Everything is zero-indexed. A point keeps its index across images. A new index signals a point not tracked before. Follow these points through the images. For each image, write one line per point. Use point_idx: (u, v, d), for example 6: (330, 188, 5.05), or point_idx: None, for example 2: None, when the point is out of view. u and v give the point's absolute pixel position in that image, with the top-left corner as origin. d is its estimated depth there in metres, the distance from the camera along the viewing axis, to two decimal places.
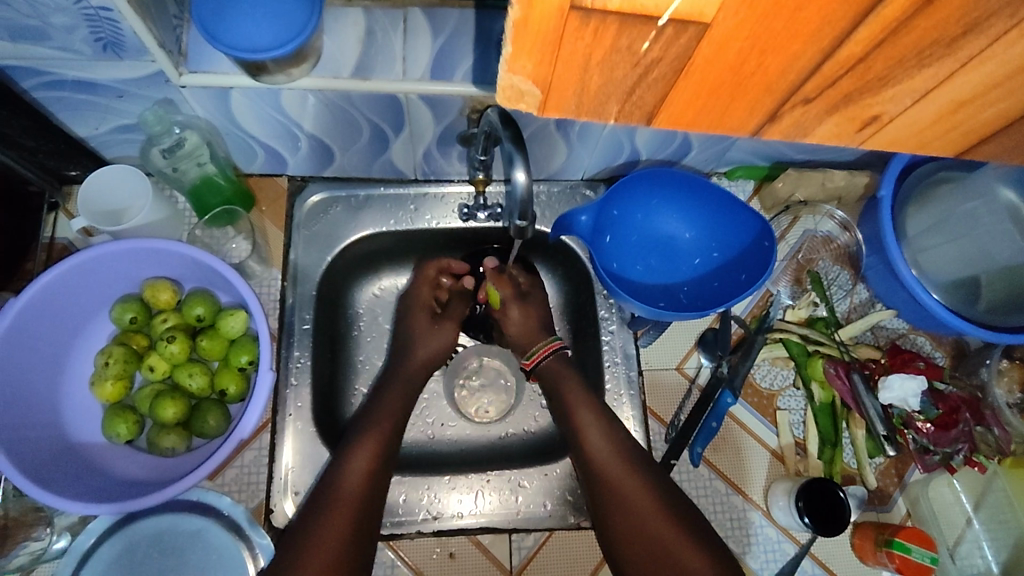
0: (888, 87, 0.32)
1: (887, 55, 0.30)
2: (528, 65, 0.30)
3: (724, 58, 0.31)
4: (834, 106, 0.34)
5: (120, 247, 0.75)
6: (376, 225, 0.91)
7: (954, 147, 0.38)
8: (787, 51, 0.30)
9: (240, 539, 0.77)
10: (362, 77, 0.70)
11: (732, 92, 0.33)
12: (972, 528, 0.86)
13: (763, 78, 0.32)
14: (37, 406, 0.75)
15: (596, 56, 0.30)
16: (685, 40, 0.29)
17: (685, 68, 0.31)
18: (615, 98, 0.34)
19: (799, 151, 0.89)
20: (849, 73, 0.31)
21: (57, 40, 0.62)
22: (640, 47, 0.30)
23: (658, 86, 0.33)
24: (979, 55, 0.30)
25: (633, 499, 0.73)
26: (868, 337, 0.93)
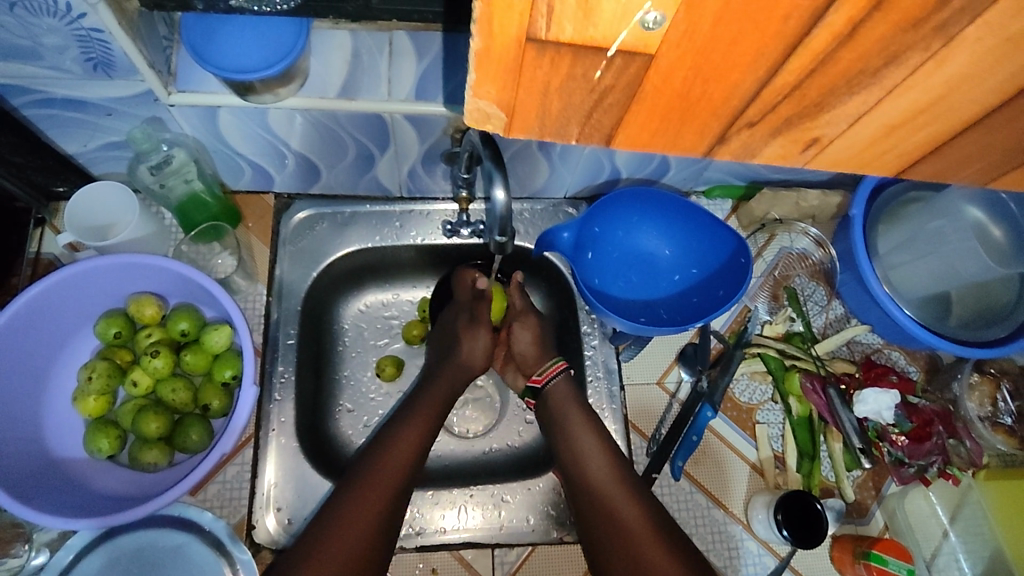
0: (823, 113, 0.34)
1: (819, 83, 0.32)
2: (492, 91, 0.32)
3: (670, 85, 0.33)
4: (777, 130, 0.36)
5: (105, 263, 0.76)
6: (362, 241, 0.92)
7: (894, 167, 0.40)
8: (727, 79, 0.32)
9: (223, 555, 0.76)
10: (348, 96, 0.72)
11: (680, 117, 0.35)
12: (948, 540, 0.87)
13: (707, 104, 0.34)
14: (18, 421, 0.75)
15: (555, 83, 0.32)
16: (634, 69, 0.31)
17: (637, 94, 0.33)
18: (575, 121, 0.36)
19: (774, 171, 0.92)
20: (786, 100, 0.33)
21: (48, 60, 0.64)
22: (593, 75, 0.32)
23: (614, 111, 0.35)
24: (901, 84, 0.32)
25: (626, 513, 0.74)
26: (844, 352, 0.95)
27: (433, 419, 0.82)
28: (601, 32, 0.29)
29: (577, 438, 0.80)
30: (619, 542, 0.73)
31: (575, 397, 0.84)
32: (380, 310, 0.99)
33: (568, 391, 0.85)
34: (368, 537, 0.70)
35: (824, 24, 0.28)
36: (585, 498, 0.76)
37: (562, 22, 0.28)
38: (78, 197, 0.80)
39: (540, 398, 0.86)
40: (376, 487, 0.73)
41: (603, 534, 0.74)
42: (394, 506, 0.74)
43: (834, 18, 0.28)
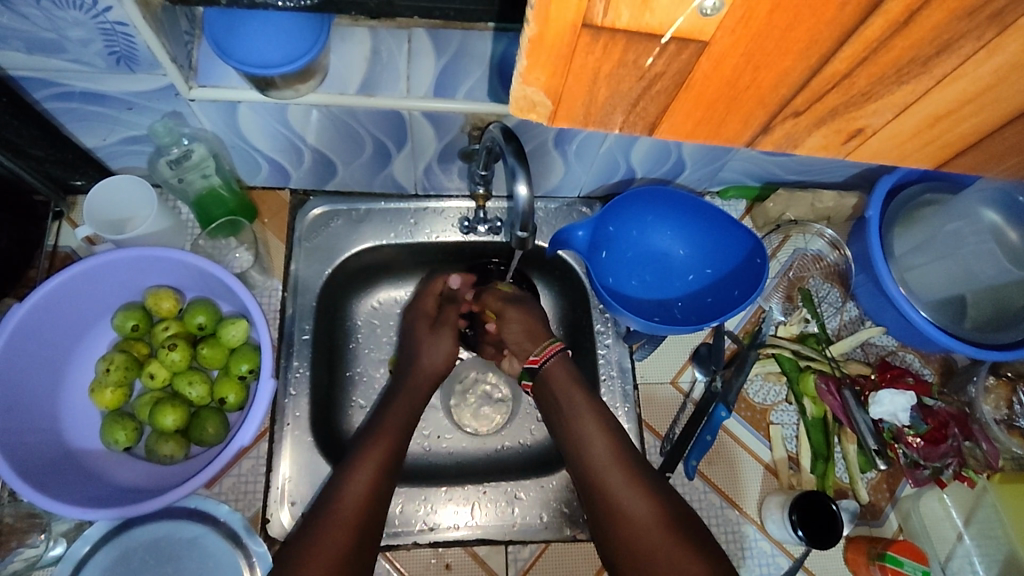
0: (870, 102, 0.34)
1: (869, 72, 0.32)
2: (542, 77, 0.32)
3: (721, 73, 0.33)
4: (821, 120, 0.36)
5: (124, 256, 0.76)
6: (377, 237, 0.93)
7: (933, 158, 0.40)
8: (778, 67, 0.32)
9: (238, 547, 0.76)
10: (367, 93, 0.73)
11: (727, 106, 0.36)
12: (962, 543, 0.86)
13: (755, 92, 0.34)
14: (37, 411, 0.75)
15: (605, 70, 0.32)
16: (687, 56, 0.31)
17: (685, 82, 0.34)
18: (620, 109, 0.36)
19: (790, 172, 0.92)
20: (834, 89, 0.33)
21: (73, 53, 0.64)
22: (644, 62, 0.32)
23: (660, 99, 0.35)
24: (952, 74, 0.32)
25: (637, 512, 0.73)
26: (859, 353, 0.94)
27: (403, 418, 0.82)
28: (657, 19, 0.29)
29: (582, 432, 0.79)
30: (629, 542, 0.72)
31: (576, 380, 0.82)
32: (393, 307, 0.99)
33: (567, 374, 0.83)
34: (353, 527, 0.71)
35: (880, 12, 0.28)
36: (595, 496, 0.75)
37: (619, 8, 0.28)
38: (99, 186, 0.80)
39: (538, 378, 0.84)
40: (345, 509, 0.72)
41: (615, 534, 0.73)
42: (375, 512, 0.73)
43: (891, 6, 0.28)
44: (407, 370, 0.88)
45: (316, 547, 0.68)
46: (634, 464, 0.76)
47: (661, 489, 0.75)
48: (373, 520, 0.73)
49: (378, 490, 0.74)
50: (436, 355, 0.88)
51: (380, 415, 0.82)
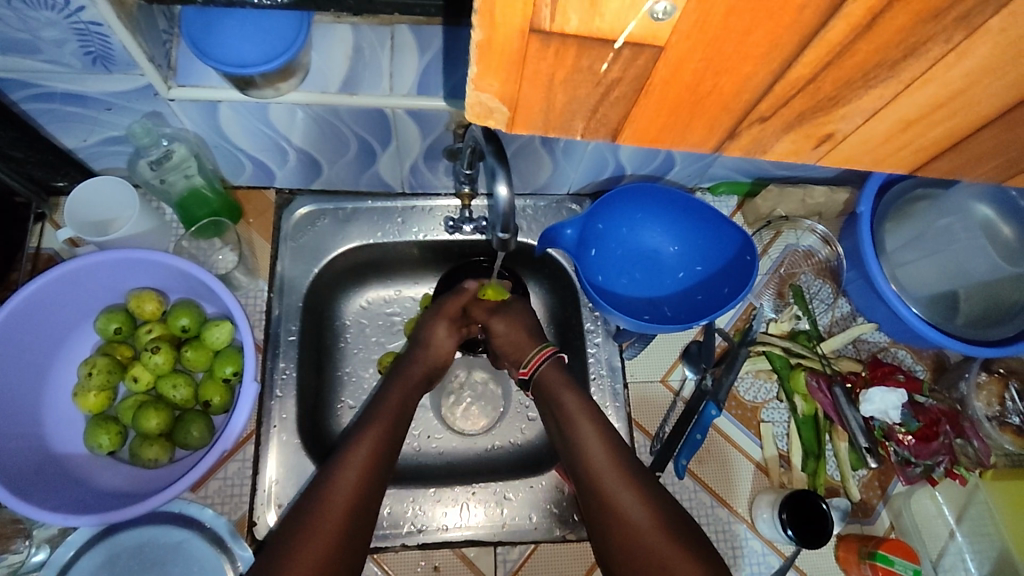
0: (838, 106, 0.33)
1: (835, 76, 0.31)
2: (495, 83, 0.31)
3: (681, 78, 0.32)
4: (789, 125, 0.35)
5: (105, 258, 0.75)
6: (363, 237, 0.92)
7: (907, 164, 0.39)
8: (740, 71, 0.31)
9: (223, 551, 0.76)
10: (348, 91, 0.71)
11: (690, 111, 0.35)
12: (954, 541, 0.86)
13: (719, 98, 0.33)
14: (18, 416, 0.74)
15: (560, 76, 0.32)
16: (643, 61, 0.31)
17: (644, 88, 0.33)
18: (581, 115, 0.35)
19: (780, 167, 0.91)
20: (799, 93, 0.32)
21: (47, 54, 0.63)
22: (599, 68, 0.31)
23: (621, 106, 0.34)
24: (921, 77, 0.31)
25: (633, 513, 0.72)
26: (850, 350, 0.94)
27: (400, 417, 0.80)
28: (607, 24, 0.28)
29: (577, 431, 0.78)
30: (624, 543, 0.71)
31: (569, 381, 0.82)
32: (382, 307, 0.99)
33: (560, 376, 0.83)
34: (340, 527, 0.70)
35: (841, 15, 0.27)
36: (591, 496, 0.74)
37: (567, 13, 0.27)
38: (82, 185, 0.80)
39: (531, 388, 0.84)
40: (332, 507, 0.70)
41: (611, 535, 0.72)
42: (365, 511, 0.72)
43: (852, 9, 0.27)
44: (406, 360, 0.87)
45: (302, 547, 0.67)
46: (630, 465, 0.75)
47: (658, 491, 0.74)
48: (364, 518, 0.72)
49: (368, 488, 0.73)
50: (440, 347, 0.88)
51: (372, 409, 0.80)
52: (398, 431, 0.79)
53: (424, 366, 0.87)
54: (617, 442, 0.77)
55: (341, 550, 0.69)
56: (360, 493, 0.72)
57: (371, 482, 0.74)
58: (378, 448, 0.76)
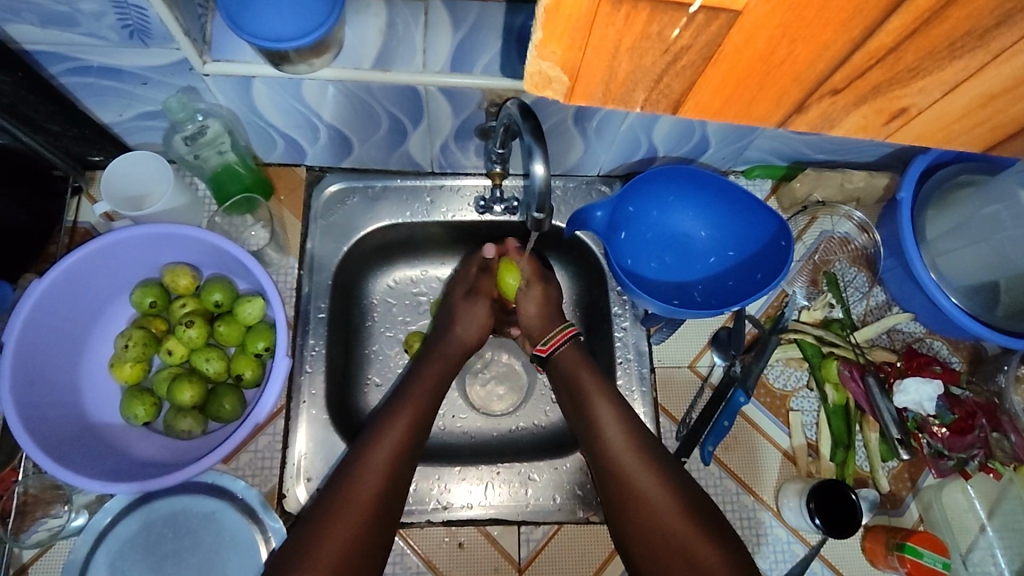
0: (917, 79, 0.32)
1: (918, 45, 0.30)
2: (558, 51, 0.31)
3: (753, 46, 0.31)
4: (862, 99, 0.34)
5: (140, 232, 0.76)
6: (393, 216, 0.92)
7: (982, 142, 0.38)
8: (818, 40, 0.30)
9: (254, 522, 0.77)
10: (382, 68, 0.71)
11: (759, 81, 0.34)
12: (985, 535, 0.84)
13: (792, 69, 0.32)
14: (58, 386, 0.76)
15: (627, 42, 0.31)
16: (716, 27, 0.30)
17: (714, 56, 0.32)
18: (643, 85, 0.35)
19: (819, 151, 0.89)
20: (877, 65, 0.31)
21: (86, 27, 0.63)
22: (670, 34, 0.30)
23: (686, 75, 0.34)
24: (1010, 48, 0.30)
25: (658, 504, 0.73)
26: (885, 340, 0.92)
27: (428, 400, 0.81)
28: None
29: (596, 416, 0.78)
30: (641, 524, 0.73)
31: (586, 363, 0.83)
32: (408, 286, 0.99)
33: (578, 357, 0.83)
34: (363, 516, 0.71)
35: None
36: (608, 476, 0.76)
37: None
38: (141, 155, 0.81)
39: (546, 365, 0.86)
40: (364, 485, 0.72)
41: (632, 524, 0.73)
42: (391, 497, 0.73)
43: None
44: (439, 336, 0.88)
45: (328, 534, 0.69)
46: (651, 452, 0.76)
47: (681, 480, 0.75)
48: (394, 495, 0.74)
49: (395, 475, 0.74)
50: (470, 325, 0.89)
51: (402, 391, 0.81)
52: (427, 408, 0.80)
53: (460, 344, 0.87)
54: (636, 429, 0.77)
55: (373, 525, 0.71)
56: (388, 478, 0.73)
57: (404, 460, 0.75)
58: (409, 428, 0.77)
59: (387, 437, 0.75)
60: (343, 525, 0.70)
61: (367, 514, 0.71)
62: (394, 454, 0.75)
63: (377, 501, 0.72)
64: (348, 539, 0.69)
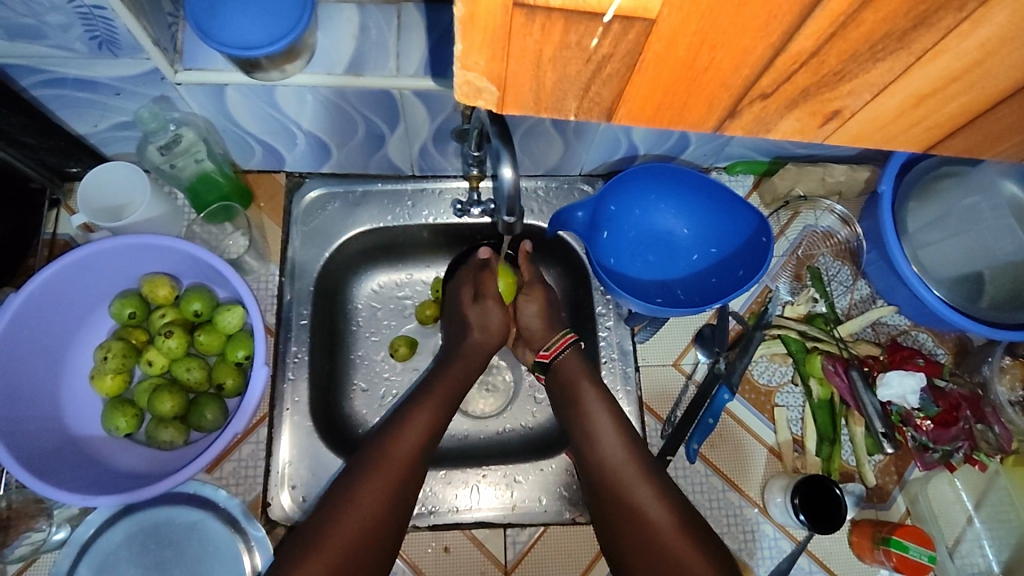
0: (845, 82, 0.32)
1: (839, 48, 0.30)
2: (482, 62, 0.31)
3: (675, 53, 0.31)
4: (793, 101, 0.34)
5: (117, 243, 0.76)
6: (373, 221, 0.92)
7: (919, 142, 0.38)
8: (737, 46, 0.30)
9: (237, 532, 0.78)
10: (354, 73, 0.71)
11: (687, 88, 0.33)
12: (972, 527, 0.85)
13: (717, 75, 0.32)
14: (37, 399, 0.76)
15: (547, 53, 0.31)
16: (634, 35, 0.30)
17: (637, 64, 0.32)
18: (572, 94, 0.34)
19: (799, 146, 0.88)
20: (802, 69, 0.31)
21: (54, 39, 0.63)
22: (589, 43, 0.30)
23: (613, 83, 0.33)
24: (932, 50, 0.30)
25: (655, 515, 0.73)
26: (869, 333, 0.92)
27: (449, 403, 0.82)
28: None
29: (593, 424, 0.79)
30: (634, 531, 0.73)
31: (589, 373, 0.83)
32: (393, 290, 0.98)
33: (580, 366, 0.83)
34: (370, 519, 0.71)
35: None
36: (600, 484, 0.76)
37: None
38: (122, 164, 0.82)
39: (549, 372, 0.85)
40: (366, 490, 0.72)
41: (624, 528, 0.73)
42: (401, 501, 0.73)
43: None
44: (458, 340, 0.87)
45: (330, 538, 0.69)
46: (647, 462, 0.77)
47: (675, 491, 0.76)
48: (402, 501, 0.73)
49: (405, 478, 0.74)
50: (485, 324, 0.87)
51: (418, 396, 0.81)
52: (443, 416, 0.80)
53: (478, 345, 0.86)
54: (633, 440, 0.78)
55: (377, 531, 0.71)
56: (398, 482, 0.74)
57: (414, 466, 0.75)
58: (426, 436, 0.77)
59: (399, 443, 0.76)
60: (345, 528, 0.70)
61: (376, 517, 0.71)
62: (406, 458, 0.75)
63: (382, 506, 0.72)
64: (352, 543, 0.70)
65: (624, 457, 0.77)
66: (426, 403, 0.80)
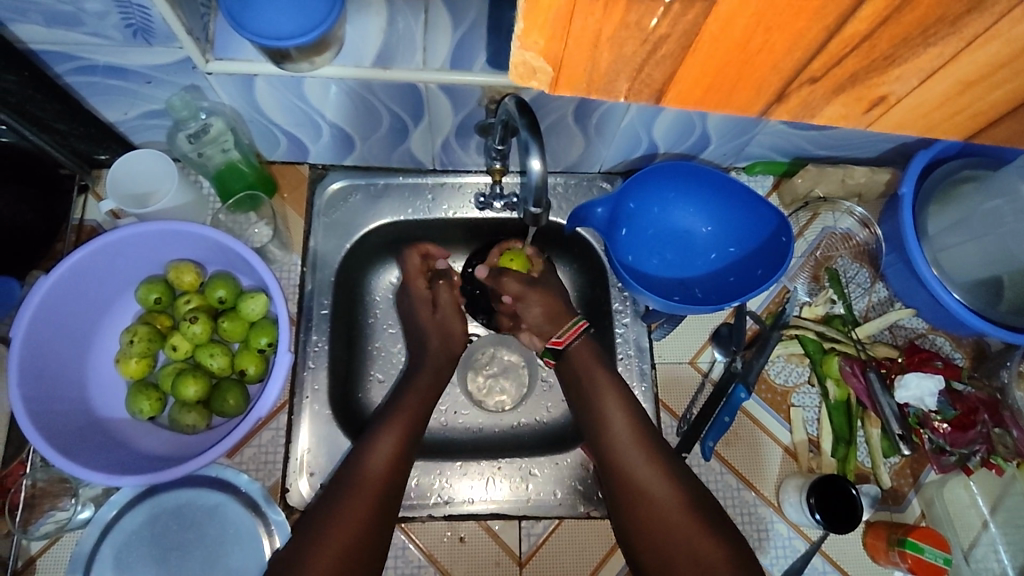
0: (893, 67, 0.34)
1: (891, 32, 0.31)
2: (539, 40, 0.32)
3: (729, 35, 0.32)
4: (841, 86, 0.36)
5: (145, 229, 0.77)
6: (394, 213, 0.93)
7: (961, 130, 0.40)
8: (792, 29, 0.31)
9: (257, 515, 0.78)
10: (382, 66, 0.72)
11: (738, 70, 0.35)
12: (988, 531, 0.84)
13: (769, 57, 0.34)
14: (65, 381, 0.77)
15: (606, 32, 0.32)
16: (693, 15, 0.31)
17: (692, 45, 0.33)
18: (624, 75, 0.36)
19: (820, 146, 0.89)
20: (853, 52, 0.33)
21: (91, 26, 0.64)
22: (649, 23, 0.31)
23: (666, 65, 0.35)
24: (983, 34, 0.31)
25: (659, 494, 0.74)
26: (886, 336, 0.92)
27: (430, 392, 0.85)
28: None
29: (595, 415, 0.79)
30: (645, 519, 0.73)
31: (602, 364, 0.83)
32: None
33: (590, 353, 0.83)
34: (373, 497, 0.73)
35: None
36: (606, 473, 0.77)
37: None
38: (149, 152, 0.82)
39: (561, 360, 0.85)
40: (370, 467, 0.75)
41: (635, 516, 0.74)
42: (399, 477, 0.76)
43: None
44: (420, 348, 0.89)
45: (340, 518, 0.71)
46: (652, 441, 0.77)
47: (685, 474, 0.76)
48: (393, 490, 0.75)
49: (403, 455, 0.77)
50: (450, 330, 0.91)
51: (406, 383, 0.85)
52: (424, 412, 0.82)
53: (440, 352, 0.89)
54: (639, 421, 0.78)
55: (374, 516, 0.73)
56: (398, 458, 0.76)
57: (404, 455, 0.77)
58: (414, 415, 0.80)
59: (386, 435, 0.77)
60: (352, 509, 0.72)
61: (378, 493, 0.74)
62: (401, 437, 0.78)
63: (377, 493, 0.74)
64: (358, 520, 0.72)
65: (629, 436, 0.77)
66: (411, 398, 0.82)
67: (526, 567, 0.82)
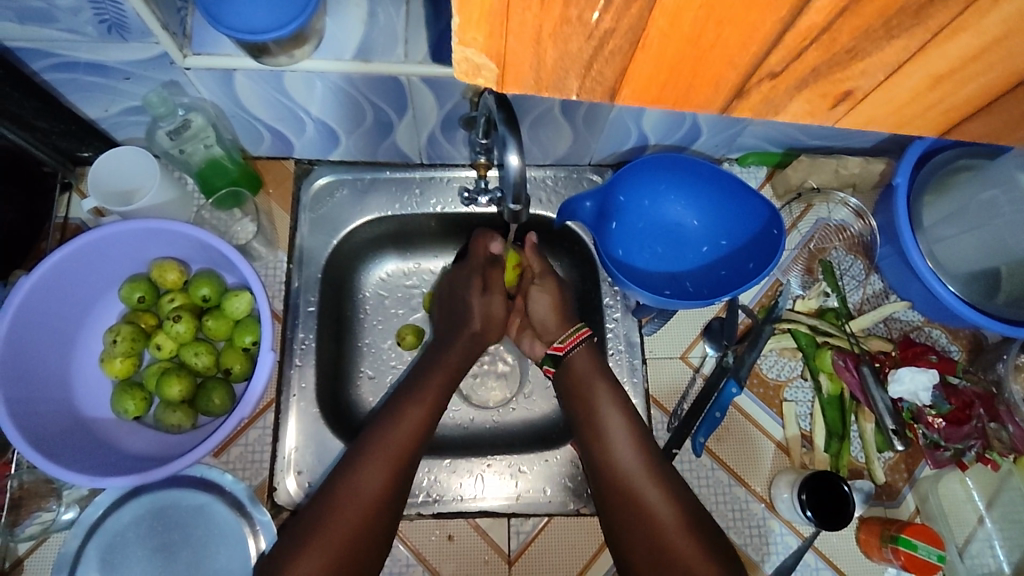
0: (857, 61, 0.33)
1: (851, 25, 0.30)
2: (479, 38, 0.31)
3: (679, 30, 0.31)
4: (803, 81, 0.35)
5: (127, 228, 0.76)
6: (381, 209, 0.92)
7: (937, 125, 0.38)
8: (746, 22, 0.30)
9: (242, 516, 0.78)
10: (363, 59, 0.70)
11: (693, 67, 0.34)
12: (983, 527, 0.83)
13: (723, 54, 0.33)
14: (50, 381, 0.77)
15: (549, 28, 0.31)
16: (636, 10, 0.30)
17: (640, 40, 0.32)
18: (574, 72, 0.35)
19: (813, 137, 0.87)
20: (813, 44, 0.32)
21: (64, 22, 0.63)
22: (590, 18, 0.31)
23: (616, 61, 0.34)
24: (949, 27, 0.30)
25: (654, 507, 0.73)
26: (881, 329, 0.90)
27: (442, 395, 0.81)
28: None
29: (604, 423, 0.78)
30: (639, 530, 0.73)
31: (601, 368, 0.82)
32: (401, 279, 0.98)
33: (591, 362, 0.82)
34: (362, 514, 0.71)
35: None
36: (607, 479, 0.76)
37: None
38: (128, 147, 0.82)
39: (561, 365, 0.83)
40: (366, 488, 0.72)
41: (627, 525, 0.73)
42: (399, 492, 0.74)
43: None
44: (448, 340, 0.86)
45: (323, 534, 0.70)
46: (658, 460, 0.76)
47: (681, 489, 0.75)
48: (397, 498, 0.74)
49: (403, 468, 0.75)
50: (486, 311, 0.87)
51: (416, 387, 0.81)
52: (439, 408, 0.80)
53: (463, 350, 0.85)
54: (643, 437, 0.77)
55: (370, 531, 0.71)
56: (397, 474, 0.74)
57: (405, 467, 0.75)
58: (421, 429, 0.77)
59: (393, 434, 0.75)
60: (342, 526, 0.70)
61: (368, 514, 0.72)
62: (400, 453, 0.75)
63: (373, 509, 0.72)
64: (345, 537, 0.70)
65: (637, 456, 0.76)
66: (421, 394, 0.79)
67: (515, 565, 0.81)
